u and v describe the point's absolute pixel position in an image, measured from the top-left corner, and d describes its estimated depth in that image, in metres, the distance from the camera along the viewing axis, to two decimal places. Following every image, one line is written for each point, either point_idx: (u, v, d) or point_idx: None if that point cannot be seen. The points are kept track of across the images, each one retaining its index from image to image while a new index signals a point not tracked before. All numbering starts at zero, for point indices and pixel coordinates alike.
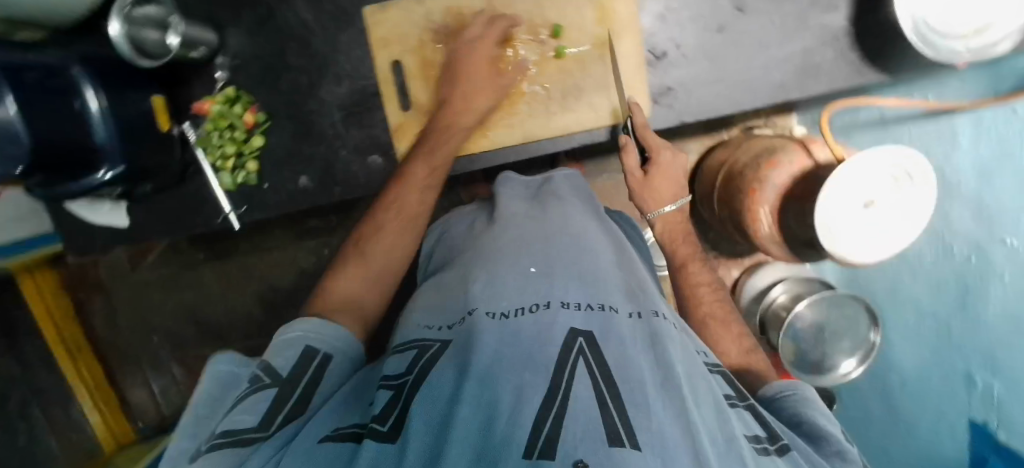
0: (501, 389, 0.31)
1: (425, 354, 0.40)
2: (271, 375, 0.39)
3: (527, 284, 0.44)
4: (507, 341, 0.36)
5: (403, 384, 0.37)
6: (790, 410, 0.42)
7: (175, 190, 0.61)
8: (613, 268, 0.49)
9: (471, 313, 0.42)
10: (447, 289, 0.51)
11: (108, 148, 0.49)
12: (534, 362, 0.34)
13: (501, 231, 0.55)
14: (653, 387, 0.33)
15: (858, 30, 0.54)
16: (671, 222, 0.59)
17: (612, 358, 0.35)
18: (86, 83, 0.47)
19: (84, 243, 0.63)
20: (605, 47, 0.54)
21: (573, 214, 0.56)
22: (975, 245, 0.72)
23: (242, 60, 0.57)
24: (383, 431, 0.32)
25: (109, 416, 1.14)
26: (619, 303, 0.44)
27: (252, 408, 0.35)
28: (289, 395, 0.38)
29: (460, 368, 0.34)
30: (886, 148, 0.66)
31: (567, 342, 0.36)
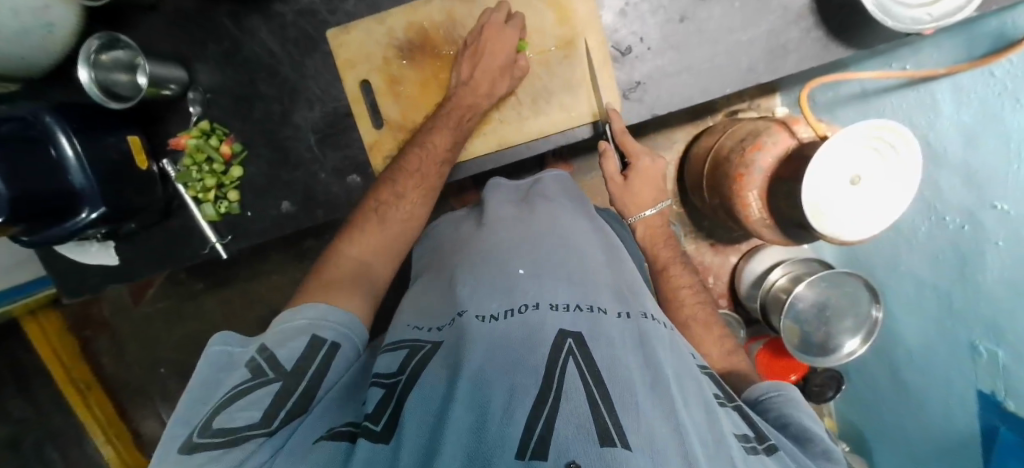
0: (494, 395, 0.30)
1: (416, 355, 0.39)
2: (275, 364, 0.38)
3: (515, 285, 0.44)
4: (497, 341, 0.36)
5: (396, 383, 0.36)
6: (775, 412, 0.42)
7: (161, 226, 0.62)
8: (601, 269, 0.49)
9: (460, 315, 0.42)
10: (438, 292, 0.51)
11: (89, 191, 0.50)
12: (522, 362, 0.33)
13: (489, 234, 0.54)
14: (643, 388, 0.33)
15: (821, 6, 0.54)
16: (652, 225, 0.63)
17: (601, 358, 0.34)
18: (59, 129, 0.48)
19: (76, 282, 0.63)
20: (569, 48, 0.54)
21: (561, 215, 0.57)
22: (968, 213, 0.71)
23: (214, 93, 0.58)
24: (376, 432, 0.32)
25: (122, 449, 1.15)
26: (608, 303, 0.44)
27: (255, 405, 0.35)
28: (294, 386, 0.38)
29: (451, 372, 0.34)
30: (868, 121, 0.64)
31: (556, 342, 0.35)
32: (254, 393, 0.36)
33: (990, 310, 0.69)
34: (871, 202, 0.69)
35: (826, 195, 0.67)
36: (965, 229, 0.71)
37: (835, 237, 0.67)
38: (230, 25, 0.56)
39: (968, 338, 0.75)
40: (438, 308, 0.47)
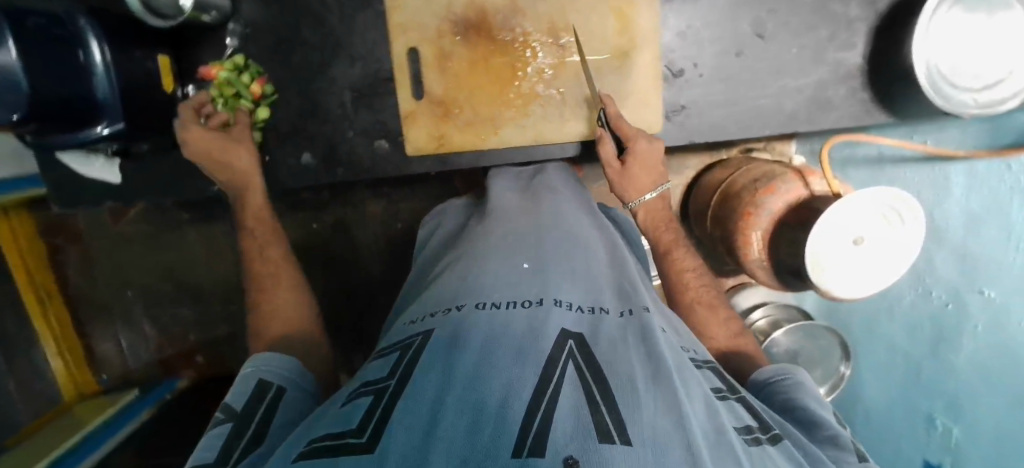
0: (490, 389, 0.29)
1: (406, 355, 0.37)
2: (227, 411, 0.38)
3: (520, 279, 0.43)
4: (497, 332, 0.35)
5: (383, 390, 0.33)
6: (784, 395, 0.44)
7: (174, 153, 0.60)
8: (604, 267, 0.49)
9: (459, 308, 0.41)
10: (440, 279, 0.49)
11: (110, 105, 0.48)
12: (522, 356, 0.32)
13: (496, 224, 0.53)
14: (644, 384, 0.32)
15: (872, 70, 0.55)
16: (653, 210, 0.56)
17: (602, 358, 0.34)
18: (90, 36, 0.45)
19: (70, 195, 0.61)
20: (624, 59, 0.54)
21: (567, 211, 0.54)
22: (954, 292, 0.75)
23: (255, 29, 0.56)
24: (361, 444, 0.27)
25: (72, 364, 1.10)
26: (610, 303, 0.43)
27: (209, 445, 0.34)
28: (243, 429, 0.36)
29: (445, 365, 0.33)
30: (869, 190, 0.67)
31: (557, 341, 0.34)
32: (204, 439, 0.35)
33: (955, 388, 0.76)
34: (875, 261, 0.71)
35: (831, 258, 0.68)
36: (948, 306, 0.75)
37: (831, 292, 0.71)
38: None
39: (927, 409, 0.81)
40: (441, 294, 0.45)
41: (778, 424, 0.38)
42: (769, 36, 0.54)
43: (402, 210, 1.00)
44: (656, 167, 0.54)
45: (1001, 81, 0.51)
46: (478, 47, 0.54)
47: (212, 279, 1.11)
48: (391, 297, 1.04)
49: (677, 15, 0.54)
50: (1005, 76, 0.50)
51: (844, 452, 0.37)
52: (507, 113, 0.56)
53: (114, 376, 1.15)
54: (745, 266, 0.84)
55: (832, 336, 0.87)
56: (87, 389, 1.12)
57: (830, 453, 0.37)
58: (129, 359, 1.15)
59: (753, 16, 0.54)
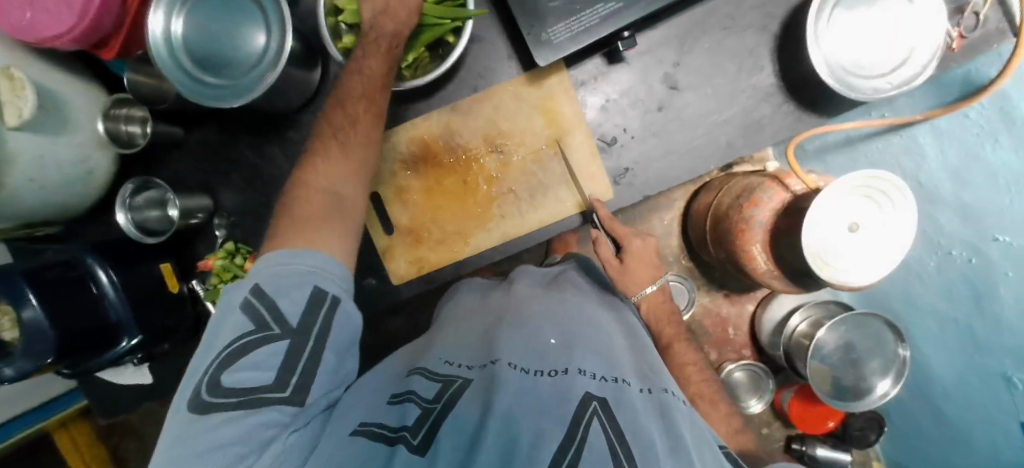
0: (522, 431, 0.34)
1: (449, 389, 0.42)
2: (280, 321, 0.41)
3: (546, 351, 0.46)
4: (527, 389, 0.39)
5: (432, 408, 0.39)
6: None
7: (191, 344, 0.66)
8: (625, 352, 0.50)
9: (494, 362, 0.44)
10: (471, 333, 0.53)
11: (125, 320, 0.54)
12: (550, 412, 0.36)
13: (517, 297, 0.58)
14: (664, 455, 0.35)
15: (787, 83, 0.58)
16: (656, 301, 0.64)
17: (625, 424, 0.36)
18: (97, 266, 0.52)
19: (112, 404, 0.68)
20: (558, 145, 0.59)
21: (580, 299, 0.58)
22: (971, 246, 0.72)
23: (238, 215, 0.63)
24: (415, 443, 0.35)
25: None
26: (630, 377, 0.45)
27: (265, 365, 0.38)
28: (303, 346, 0.41)
29: (483, 406, 0.37)
30: (858, 173, 0.67)
31: (582, 402, 0.38)
32: (263, 348, 0.39)
33: (1013, 341, 0.70)
34: (882, 242, 0.71)
35: (835, 251, 0.69)
36: (973, 262, 0.72)
37: (849, 283, 0.69)
38: (250, 155, 0.62)
39: (1000, 367, 0.73)
40: (475, 349, 0.49)
41: None
42: (682, 85, 0.59)
43: None
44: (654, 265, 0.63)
45: (906, 59, 0.54)
46: (428, 173, 0.60)
47: None
48: None
49: (594, 93, 0.59)
50: (908, 53, 0.53)
51: None
52: (473, 223, 0.60)
53: None
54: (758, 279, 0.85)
55: (880, 323, 0.83)
56: None
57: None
58: None
59: (661, 72, 0.58)
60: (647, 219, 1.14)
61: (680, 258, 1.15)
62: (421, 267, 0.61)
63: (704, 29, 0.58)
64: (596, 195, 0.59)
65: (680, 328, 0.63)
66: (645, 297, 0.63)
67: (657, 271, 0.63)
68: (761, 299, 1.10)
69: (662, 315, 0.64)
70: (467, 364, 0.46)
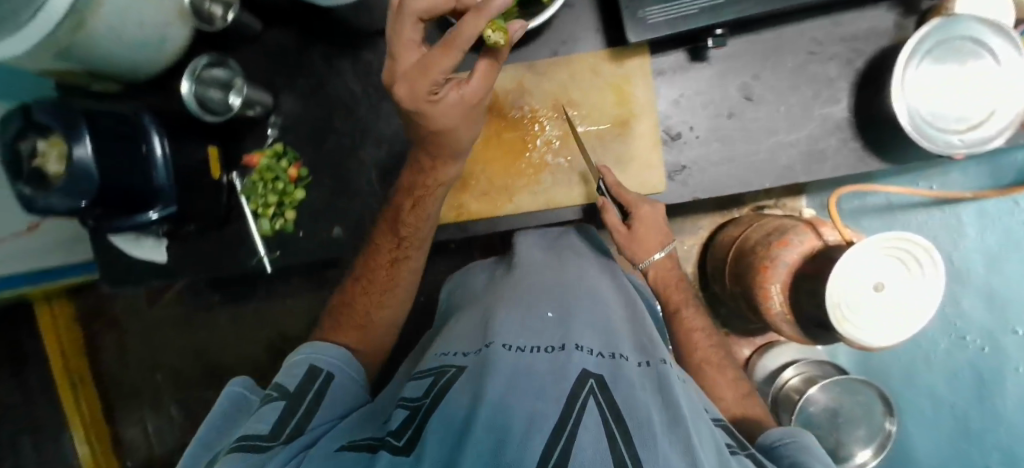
0: (514, 418, 0.32)
1: (440, 380, 0.42)
2: (280, 390, 0.46)
3: (545, 327, 0.45)
4: (521, 373, 0.37)
5: (419, 406, 0.39)
6: (788, 458, 0.42)
7: (215, 233, 0.66)
8: (624, 321, 0.49)
9: (488, 345, 0.43)
10: (469, 326, 0.52)
11: (166, 188, 0.54)
12: (544, 393, 0.35)
13: (517, 276, 0.56)
14: (661, 427, 0.33)
15: (859, 121, 0.58)
16: (663, 269, 0.61)
17: (624, 400, 0.34)
18: (152, 129, 0.52)
19: (119, 275, 0.67)
20: (624, 127, 0.60)
21: (588, 268, 0.57)
22: (988, 335, 0.72)
23: (293, 121, 0.63)
24: (398, 446, 0.35)
25: (98, 451, 1.19)
26: (629, 352, 0.43)
27: (264, 417, 0.42)
28: (298, 404, 0.44)
29: (474, 396, 0.36)
30: (880, 236, 0.66)
31: (578, 381, 0.36)
32: (263, 410, 0.43)
33: None
34: (904, 304, 0.69)
35: (855, 305, 0.67)
36: (986, 352, 0.72)
37: (861, 344, 0.67)
38: (320, 64, 0.62)
39: None
40: (473, 335, 0.49)
41: None
42: (757, 98, 0.59)
43: (422, 283, 1.05)
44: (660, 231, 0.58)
45: (983, 122, 0.54)
46: (490, 123, 0.60)
47: (240, 360, 1.20)
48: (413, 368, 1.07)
49: (670, 86, 0.59)
50: (987, 117, 0.54)
51: None
52: (521, 183, 0.61)
53: (139, 462, 1.21)
54: (768, 321, 0.84)
55: (870, 391, 0.81)
56: None
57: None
58: (153, 444, 1.21)
59: (740, 80, 0.59)
60: None
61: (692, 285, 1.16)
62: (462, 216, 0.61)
63: (791, 49, 0.58)
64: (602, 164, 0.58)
65: (689, 295, 0.61)
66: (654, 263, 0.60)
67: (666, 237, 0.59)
68: (760, 346, 1.08)
69: (669, 281, 0.61)
70: (464, 351, 0.46)
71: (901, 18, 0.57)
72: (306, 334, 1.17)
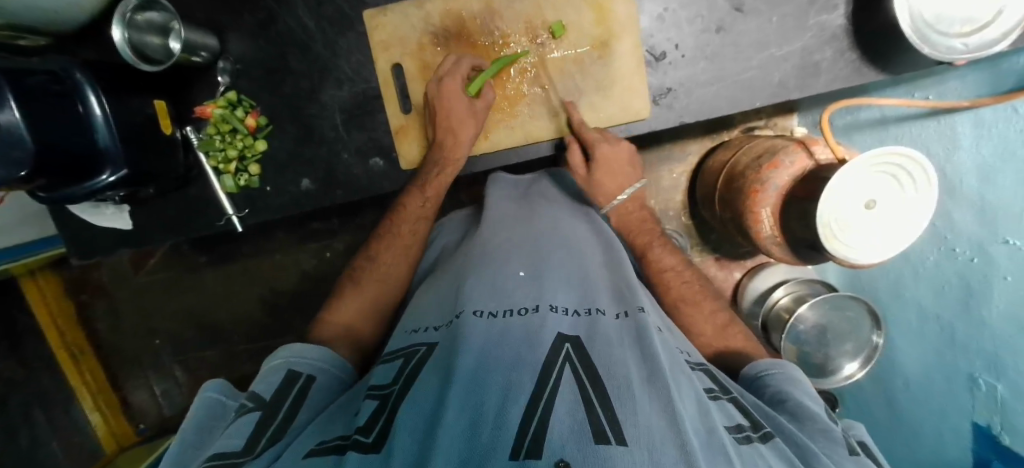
0: (489, 394, 0.32)
1: (411, 361, 0.42)
2: (256, 400, 0.43)
3: (518, 286, 0.46)
4: (494, 341, 0.38)
5: (389, 395, 0.38)
6: (773, 387, 0.45)
7: (180, 193, 0.62)
8: (600, 269, 0.53)
9: (459, 315, 0.43)
10: (443, 293, 0.52)
11: (112, 152, 0.49)
12: (518, 363, 0.35)
13: (489, 240, 0.56)
14: (639, 382, 0.34)
15: (857, 28, 0.54)
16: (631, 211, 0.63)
17: (599, 360, 0.35)
18: (88, 88, 0.47)
19: (85, 246, 0.64)
20: (605, 49, 0.55)
21: (561, 216, 0.61)
22: (978, 246, 0.68)
23: (244, 65, 0.59)
24: (366, 443, 0.32)
25: (109, 416, 1.21)
26: (606, 305, 0.46)
27: (237, 434, 0.38)
28: (271, 415, 0.41)
29: (445, 376, 0.35)
30: (880, 149, 0.62)
31: (554, 348, 0.37)
32: (235, 426, 0.39)
33: (992, 343, 0.68)
34: (902, 220, 0.67)
35: (844, 222, 0.66)
36: (974, 261, 0.69)
37: (851, 260, 0.67)
38: None
39: (967, 368, 0.73)
40: (441, 308, 0.49)
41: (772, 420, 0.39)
42: (747, 9, 0.54)
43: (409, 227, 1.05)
44: (629, 169, 0.61)
45: (989, 23, 0.49)
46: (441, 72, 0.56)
47: (235, 319, 1.20)
48: None
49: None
50: (993, 16, 0.49)
51: (836, 446, 0.38)
52: (499, 115, 0.59)
53: (151, 424, 1.25)
54: (759, 245, 0.83)
55: (859, 306, 0.82)
56: (124, 438, 1.22)
57: (824, 446, 0.39)
58: (163, 405, 1.24)
59: None
60: (656, 168, 1.13)
61: (680, 214, 1.15)
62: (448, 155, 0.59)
63: None
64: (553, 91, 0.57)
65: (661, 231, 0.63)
66: (619, 204, 0.62)
67: (635, 172, 0.62)
68: (751, 268, 1.11)
69: (632, 224, 0.63)
70: (432, 327, 0.47)
71: None
72: (299, 288, 1.16)
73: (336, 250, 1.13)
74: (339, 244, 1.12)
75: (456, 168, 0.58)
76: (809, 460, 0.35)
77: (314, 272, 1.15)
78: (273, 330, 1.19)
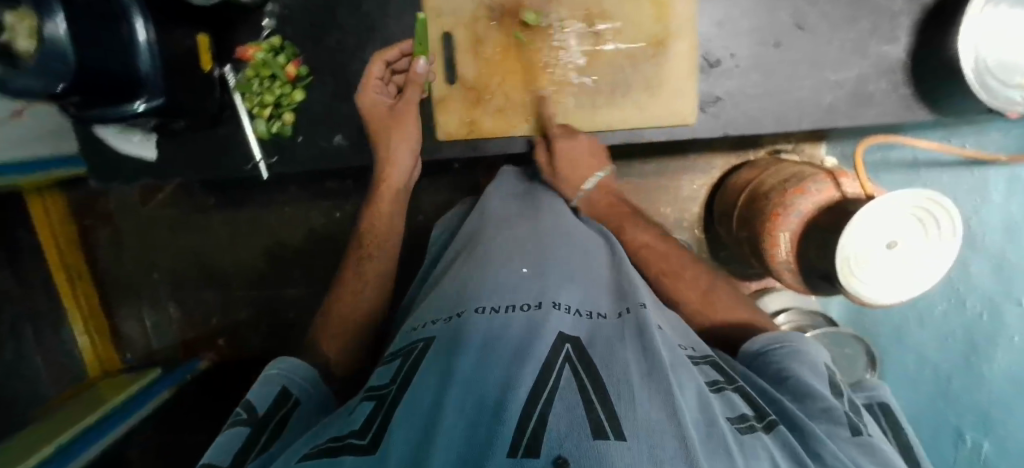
0: (488, 391, 0.31)
1: (410, 358, 0.41)
2: (249, 411, 0.41)
3: (520, 283, 0.46)
4: (494, 339, 0.37)
5: (386, 394, 0.38)
6: (776, 364, 0.45)
7: (209, 132, 0.61)
8: (604, 271, 0.52)
9: (459, 315, 0.43)
10: (446, 283, 0.52)
11: (152, 78, 0.48)
12: (520, 357, 0.34)
13: (494, 236, 0.56)
14: (640, 378, 0.33)
15: (916, 64, 0.53)
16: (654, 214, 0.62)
17: (599, 359, 0.35)
18: (136, 11, 0.46)
19: (108, 172, 0.64)
20: (660, 47, 0.54)
21: (565, 212, 0.60)
22: (990, 304, 0.73)
23: (291, 11, 0.58)
24: (364, 446, 0.32)
25: (98, 342, 1.22)
26: (607, 307, 0.45)
27: (226, 448, 0.37)
28: (259, 433, 0.39)
29: (442, 375, 0.34)
30: (903, 193, 0.62)
31: (555, 346, 0.36)
32: (223, 437, 0.38)
33: (987, 403, 0.75)
34: (916, 263, 0.67)
35: (864, 259, 0.64)
36: (983, 319, 0.74)
37: (863, 298, 0.66)
38: None
39: (955, 424, 0.79)
40: (440, 304, 0.48)
41: (772, 400, 0.40)
42: (809, 28, 0.53)
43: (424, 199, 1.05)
44: (595, 158, 0.57)
45: None
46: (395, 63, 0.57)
47: (237, 267, 1.20)
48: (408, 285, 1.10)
49: (715, 4, 0.54)
50: None
51: (837, 423, 0.37)
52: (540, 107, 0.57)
53: (137, 356, 1.26)
54: (771, 268, 0.83)
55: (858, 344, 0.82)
56: (111, 366, 1.23)
57: (824, 423, 0.38)
58: (152, 340, 1.25)
59: (794, 5, 0.53)
60: (676, 177, 1.12)
61: (694, 227, 1.14)
62: (480, 135, 0.59)
63: None
64: (597, 80, 0.56)
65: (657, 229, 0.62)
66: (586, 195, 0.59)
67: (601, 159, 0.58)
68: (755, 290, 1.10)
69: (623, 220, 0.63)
70: (431, 321, 0.45)
71: None
72: (304, 245, 1.16)
73: (346, 212, 1.13)
74: (350, 206, 1.12)
75: (415, 140, 0.59)
76: (811, 443, 0.34)
77: (322, 230, 1.15)
78: (272, 283, 1.19)
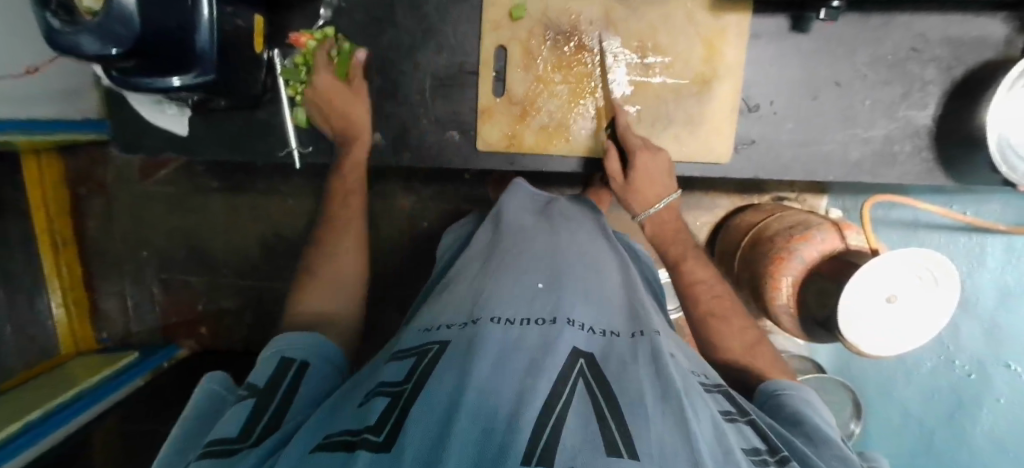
0: (501, 401, 0.29)
1: (425, 358, 0.37)
2: (250, 388, 0.39)
3: (536, 298, 0.44)
4: (510, 352, 0.35)
5: (403, 391, 0.33)
6: (791, 407, 0.42)
7: (246, 113, 0.61)
8: (615, 288, 0.51)
9: (474, 321, 0.40)
10: (452, 292, 0.50)
11: (206, 57, 0.48)
12: (535, 369, 0.33)
13: (507, 247, 0.54)
14: (654, 399, 0.32)
15: (941, 132, 0.56)
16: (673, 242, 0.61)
17: (614, 379, 0.34)
18: None
19: (132, 143, 0.63)
20: (705, 85, 0.56)
21: (581, 234, 0.59)
22: (978, 364, 0.75)
23: (349, 5, 0.59)
24: (377, 442, 0.27)
25: (75, 316, 1.15)
26: (621, 326, 0.44)
27: (231, 421, 0.34)
28: (267, 402, 0.37)
29: (459, 375, 0.32)
30: (907, 252, 0.65)
31: (568, 360, 0.35)
32: (228, 414, 0.35)
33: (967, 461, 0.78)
34: (911, 321, 0.68)
35: (864, 315, 0.66)
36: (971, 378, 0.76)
37: (858, 347, 0.68)
38: None
39: None
40: (455, 307, 0.46)
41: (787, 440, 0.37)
42: (846, 84, 0.56)
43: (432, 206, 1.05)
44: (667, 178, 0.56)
45: None
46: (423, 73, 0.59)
47: (231, 252, 1.17)
48: (405, 290, 1.09)
49: (760, 51, 0.56)
50: None
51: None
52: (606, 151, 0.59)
53: (114, 335, 1.20)
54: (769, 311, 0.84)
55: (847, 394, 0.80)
56: (84, 344, 1.16)
57: None
58: (131, 317, 1.21)
59: (835, 62, 0.55)
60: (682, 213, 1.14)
61: None
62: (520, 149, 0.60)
63: (892, 40, 0.54)
64: (640, 110, 0.58)
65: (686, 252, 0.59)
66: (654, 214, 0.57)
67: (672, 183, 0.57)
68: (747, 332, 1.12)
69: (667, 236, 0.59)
70: (446, 325, 0.43)
71: (1015, 33, 0.53)
72: (303, 238, 1.14)
73: None
74: None
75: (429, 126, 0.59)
76: None
77: None
78: (264, 273, 1.17)
